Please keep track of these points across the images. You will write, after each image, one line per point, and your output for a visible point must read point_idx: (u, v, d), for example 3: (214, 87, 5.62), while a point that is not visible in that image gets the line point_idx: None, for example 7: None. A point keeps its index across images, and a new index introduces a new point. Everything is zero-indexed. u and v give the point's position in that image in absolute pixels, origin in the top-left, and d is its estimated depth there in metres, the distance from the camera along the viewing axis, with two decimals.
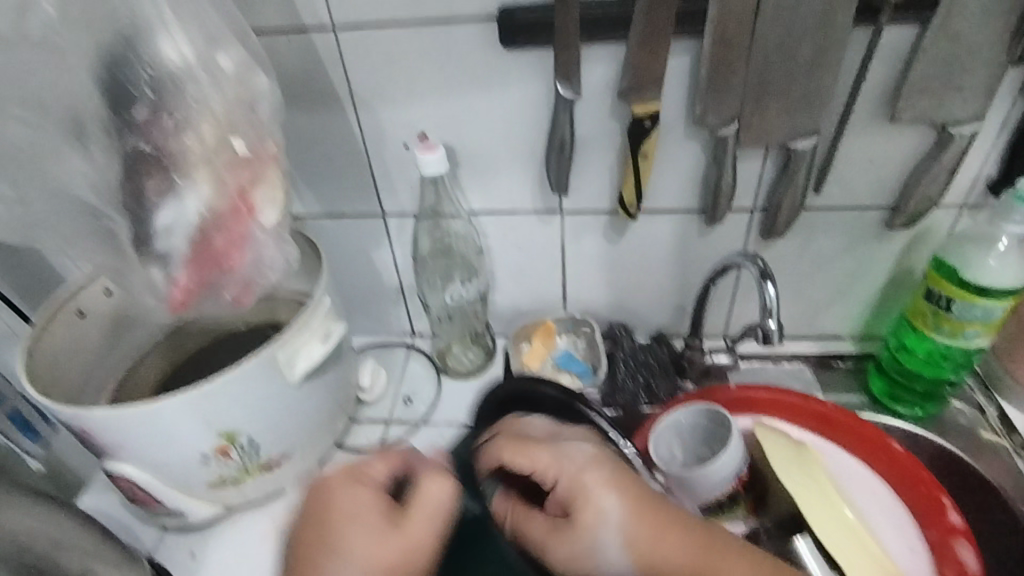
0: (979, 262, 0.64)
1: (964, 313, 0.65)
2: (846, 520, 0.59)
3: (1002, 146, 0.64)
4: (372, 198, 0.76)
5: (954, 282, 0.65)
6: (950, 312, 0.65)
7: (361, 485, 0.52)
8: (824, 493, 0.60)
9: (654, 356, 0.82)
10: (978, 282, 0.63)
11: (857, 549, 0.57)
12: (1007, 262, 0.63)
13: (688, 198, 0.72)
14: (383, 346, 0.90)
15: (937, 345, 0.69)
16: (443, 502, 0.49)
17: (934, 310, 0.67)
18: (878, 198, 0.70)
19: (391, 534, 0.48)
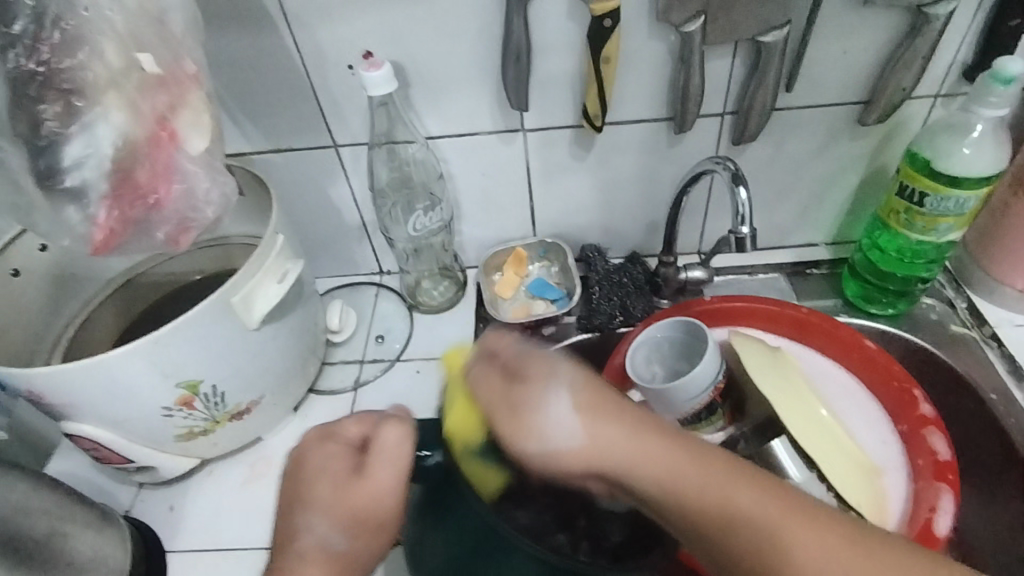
0: (951, 152, 0.62)
1: (937, 206, 0.63)
2: (820, 418, 0.60)
3: (978, 28, 0.61)
4: (320, 127, 0.71)
5: (927, 174, 0.63)
6: (923, 207, 0.64)
7: (332, 444, 0.50)
8: (798, 394, 0.61)
9: (628, 276, 0.80)
10: (948, 172, 0.62)
11: (828, 444, 0.59)
12: (982, 147, 0.61)
13: (655, 106, 0.69)
14: (350, 288, 0.87)
15: (909, 241, 0.68)
16: (397, 451, 0.46)
17: (906, 206, 0.66)
18: (851, 94, 0.67)
19: (352, 485, 0.47)
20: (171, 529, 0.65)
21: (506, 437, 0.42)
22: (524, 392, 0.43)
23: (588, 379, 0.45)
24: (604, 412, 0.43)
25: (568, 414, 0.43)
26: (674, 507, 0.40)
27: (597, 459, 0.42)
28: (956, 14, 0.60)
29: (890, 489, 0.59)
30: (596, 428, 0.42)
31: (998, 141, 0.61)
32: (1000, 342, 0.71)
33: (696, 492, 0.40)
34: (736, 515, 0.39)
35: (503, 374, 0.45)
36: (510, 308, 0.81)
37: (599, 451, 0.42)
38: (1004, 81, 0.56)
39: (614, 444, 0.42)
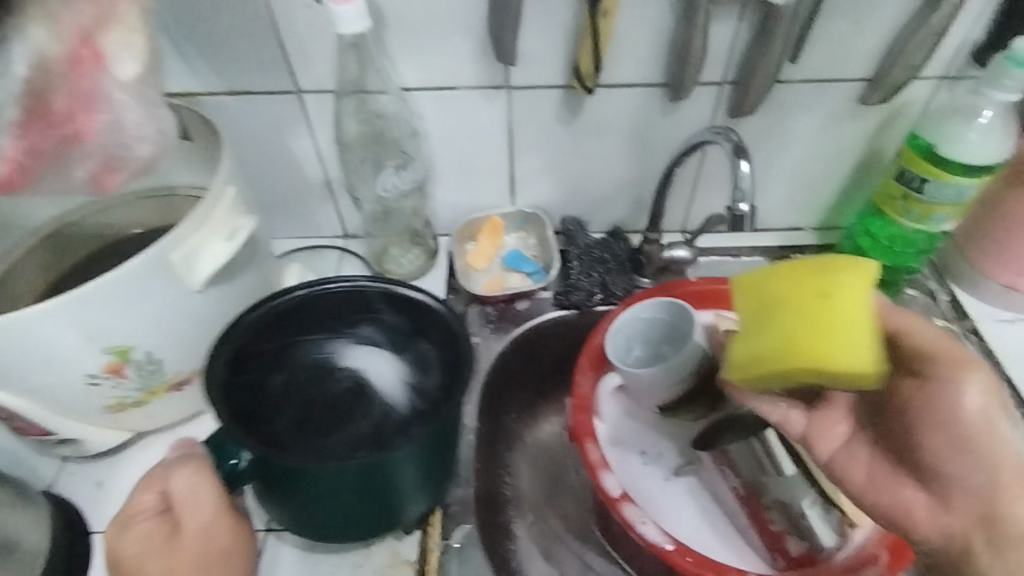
0: (956, 137, 0.59)
1: (935, 193, 0.61)
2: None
3: (995, 6, 0.58)
4: (280, 69, 0.63)
5: (928, 159, 0.60)
6: (922, 193, 0.61)
7: (138, 526, 0.50)
8: None
9: (609, 251, 0.76)
10: (952, 158, 0.59)
11: None
12: (988, 134, 0.58)
13: (652, 70, 0.64)
14: (309, 250, 0.80)
15: (904, 229, 0.66)
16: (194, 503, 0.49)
17: (904, 192, 0.63)
18: (857, 70, 0.63)
19: (180, 539, 0.49)
20: (98, 508, 0.59)
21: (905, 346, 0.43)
22: (901, 324, 0.43)
23: (961, 352, 0.42)
24: (942, 362, 0.42)
25: (977, 400, 0.41)
26: (911, 449, 0.45)
27: (949, 441, 0.42)
28: None
29: None
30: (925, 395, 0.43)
31: (1005, 129, 0.58)
32: (980, 337, 0.70)
33: (988, 467, 0.41)
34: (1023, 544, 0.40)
35: (917, 349, 0.42)
36: (483, 281, 0.77)
37: (963, 440, 0.42)
38: (1018, 62, 0.54)
39: (932, 407, 0.43)
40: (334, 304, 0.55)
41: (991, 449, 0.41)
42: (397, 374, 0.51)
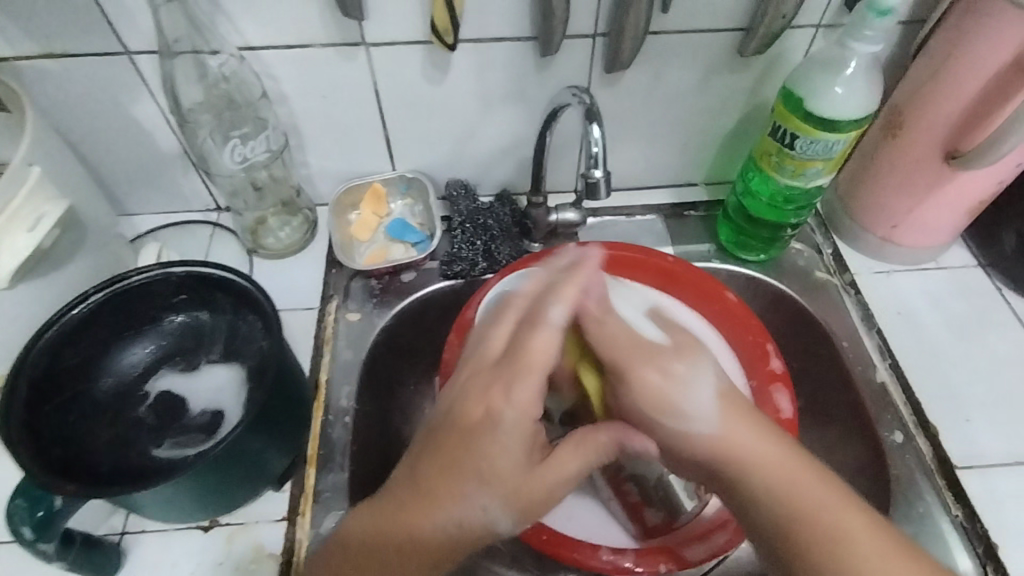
0: (824, 90, 0.57)
1: (806, 149, 0.59)
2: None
3: None
4: (99, 28, 0.56)
5: (799, 116, 0.58)
6: (793, 149, 0.60)
7: None
8: None
9: (494, 217, 0.73)
10: (820, 114, 0.57)
11: None
12: (854, 88, 0.57)
13: (517, 22, 0.59)
14: (177, 226, 0.74)
15: (781, 186, 0.64)
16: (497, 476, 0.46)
17: (778, 148, 0.61)
18: (731, 19, 0.60)
19: None
20: None
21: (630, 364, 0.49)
22: (611, 331, 0.52)
23: (703, 357, 0.50)
24: (686, 356, 0.50)
25: (711, 398, 0.46)
26: (714, 470, 0.45)
27: (726, 450, 0.44)
28: None
29: None
30: (664, 387, 0.48)
31: (870, 82, 0.57)
32: (857, 291, 0.70)
33: (746, 484, 0.43)
34: (806, 490, 0.42)
35: (647, 351, 0.50)
36: (366, 253, 0.73)
37: (728, 451, 0.44)
38: (879, 13, 0.52)
39: (674, 426, 0.46)
40: (134, 300, 0.52)
41: (750, 439, 0.44)
42: (223, 377, 0.54)
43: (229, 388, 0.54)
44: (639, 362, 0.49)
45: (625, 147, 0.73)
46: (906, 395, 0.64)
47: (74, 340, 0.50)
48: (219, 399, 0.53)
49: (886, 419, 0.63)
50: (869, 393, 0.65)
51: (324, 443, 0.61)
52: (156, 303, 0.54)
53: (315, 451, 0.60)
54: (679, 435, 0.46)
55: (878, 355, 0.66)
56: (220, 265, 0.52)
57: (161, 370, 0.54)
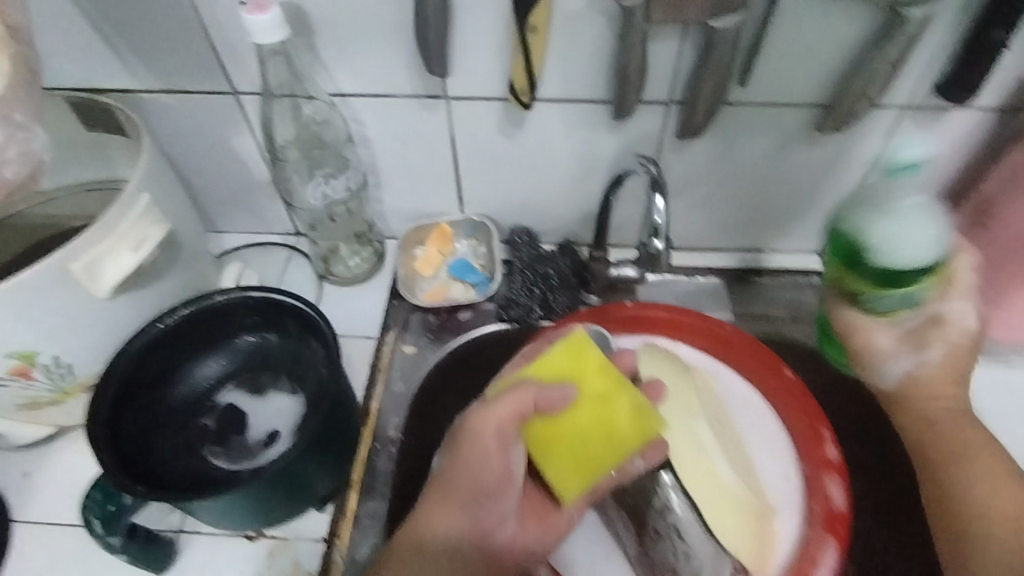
0: (892, 245, 0.48)
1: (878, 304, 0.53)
2: (696, 445, 0.53)
3: (959, 35, 0.53)
4: (214, 70, 0.62)
5: (856, 275, 0.53)
6: (860, 305, 0.54)
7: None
8: (687, 416, 0.54)
9: (554, 266, 0.74)
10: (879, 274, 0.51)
11: (731, 501, 0.52)
12: (914, 231, 0.48)
13: (593, 86, 0.61)
14: (259, 247, 0.80)
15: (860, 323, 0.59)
16: (486, 450, 0.48)
17: (845, 301, 0.56)
18: (810, 95, 0.60)
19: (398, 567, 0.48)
20: (22, 497, 0.60)
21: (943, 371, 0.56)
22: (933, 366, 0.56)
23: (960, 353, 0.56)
24: (919, 374, 0.56)
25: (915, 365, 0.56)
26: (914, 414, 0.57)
27: (929, 409, 0.56)
28: (935, 18, 0.52)
29: (781, 532, 0.54)
30: (923, 380, 0.56)
31: (928, 219, 0.48)
32: None
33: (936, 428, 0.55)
34: (963, 443, 0.54)
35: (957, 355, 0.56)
36: (426, 290, 0.75)
37: (919, 416, 0.56)
38: (906, 166, 0.44)
39: (929, 389, 0.56)
40: (213, 316, 0.57)
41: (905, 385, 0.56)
42: (284, 397, 0.58)
43: (286, 410, 0.57)
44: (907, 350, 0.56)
45: (691, 209, 0.73)
46: None
47: (157, 351, 0.54)
48: (277, 417, 0.57)
49: None
50: None
51: (368, 470, 0.63)
52: (231, 321, 0.58)
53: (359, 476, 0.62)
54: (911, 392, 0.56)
55: None
56: (289, 293, 0.56)
57: (229, 383, 0.58)
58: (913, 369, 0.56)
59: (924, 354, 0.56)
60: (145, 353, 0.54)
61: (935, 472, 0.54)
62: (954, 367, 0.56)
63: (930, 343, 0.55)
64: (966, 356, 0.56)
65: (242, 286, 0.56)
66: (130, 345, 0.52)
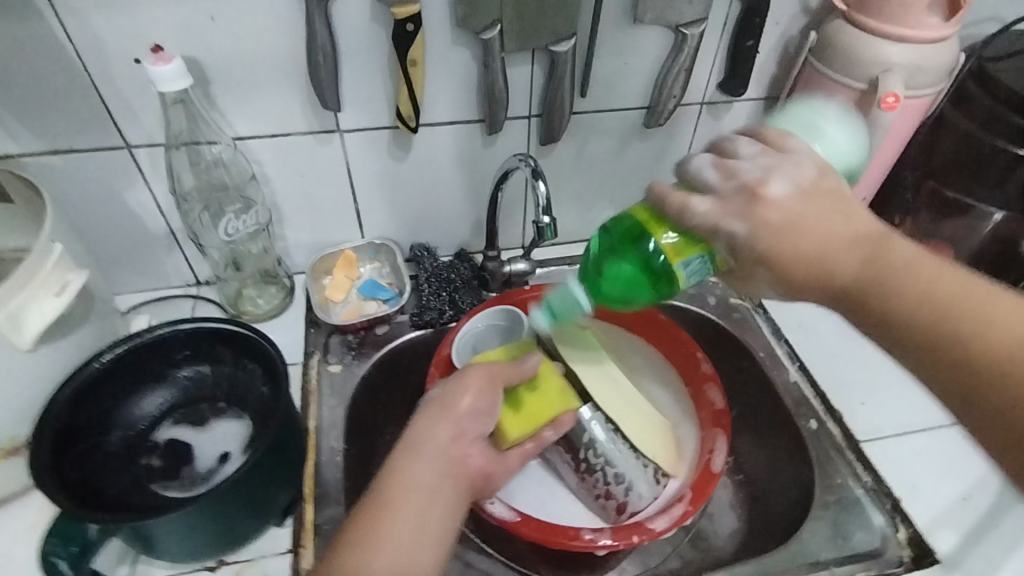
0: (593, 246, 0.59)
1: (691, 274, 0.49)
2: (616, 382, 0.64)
3: (725, 46, 0.73)
4: (108, 127, 0.65)
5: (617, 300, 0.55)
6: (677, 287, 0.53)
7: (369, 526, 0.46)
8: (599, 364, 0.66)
9: (455, 271, 0.83)
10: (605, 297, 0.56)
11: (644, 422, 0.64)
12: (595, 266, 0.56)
13: (466, 108, 0.73)
14: (161, 301, 0.80)
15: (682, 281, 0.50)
16: (471, 386, 0.55)
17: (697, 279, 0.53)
18: (634, 100, 0.76)
19: (382, 516, 0.46)
20: None
21: (834, 203, 0.43)
22: (814, 205, 0.43)
23: (828, 184, 0.43)
24: (819, 200, 0.43)
25: (784, 192, 0.42)
26: (830, 249, 0.42)
27: (842, 240, 0.43)
28: (707, 34, 0.71)
29: (686, 441, 0.67)
30: (812, 216, 0.43)
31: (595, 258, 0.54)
32: (765, 310, 0.84)
33: (840, 261, 0.42)
34: (916, 278, 0.41)
35: (830, 198, 0.43)
36: (341, 311, 0.80)
37: (819, 256, 0.43)
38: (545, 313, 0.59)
39: (814, 222, 0.42)
40: (147, 354, 0.58)
41: (814, 218, 0.42)
42: (231, 422, 0.60)
43: (235, 432, 0.60)
44: (745, 212, 0.43)
45: (562, 206, 0.86)
46: (814, 389, 0.77)
47: (92, 396, 0.55)
48: (226, 440, 0.59)
49: (802, 411, 0.75)
50: (785, 396, 0.77)
51: (319, 482, 0.66)
52: (166, 358, 0.59)
53: (311, 489, 0.65)
54: (820, 225, 0.42)
55: (788, 361, 0.80)
56: (220, 319, 0.59)
57: (173, 421, 0.60)
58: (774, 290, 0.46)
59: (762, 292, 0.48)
60: (82, 399, 0.54)
61: (890, 310, 0.41)
62: (828, 210, 0.43)
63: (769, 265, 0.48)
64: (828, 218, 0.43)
65: (174, 320, 0.58)
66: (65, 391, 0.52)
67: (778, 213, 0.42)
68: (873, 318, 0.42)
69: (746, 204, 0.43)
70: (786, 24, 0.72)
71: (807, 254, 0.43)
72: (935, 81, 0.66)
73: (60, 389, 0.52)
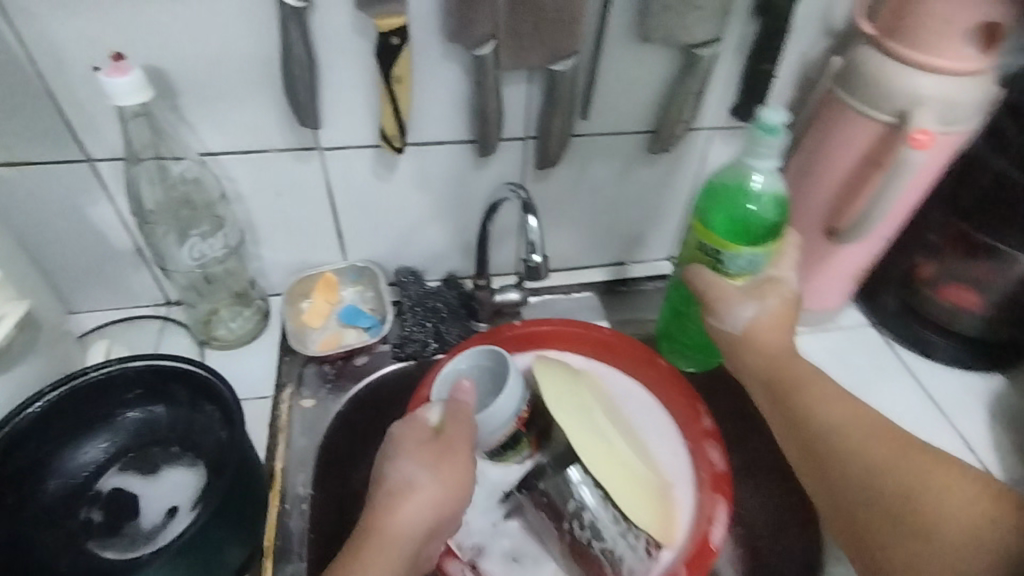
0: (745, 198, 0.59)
1: (732, 264, 0.60)
2: (604, 438, 0.59)
3: (741, 67, 0.67)
4: (64, 139, 0.60)
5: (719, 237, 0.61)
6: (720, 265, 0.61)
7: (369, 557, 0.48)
8: (587, 415, 0.60)
9: (442, 300, 0.78)
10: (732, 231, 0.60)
11: (634, 484, 0.58)
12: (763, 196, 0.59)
13: (458, 128, 0.67)
14: (126, 322, 0.75)
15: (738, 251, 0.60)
16: (443, 497, 0.51)
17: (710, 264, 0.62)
18: (640, 123, 0.71)
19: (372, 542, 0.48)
20: None
21: (777, 319, 0.58)
22: (765, 319, 0.58)
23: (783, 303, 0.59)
24: (776, 321, 0.58)
25: (749, 310, 0.58)
26: (769, 360, 0.58)
27: (786, 360, 0.57)
28: (722, 55, 0.66)
29: (682, 502, 0.61)
30: (769, 332, 0.58)
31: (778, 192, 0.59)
32: None
33: (795, 377, 0.57)
34: (831, 411, 0.55)
35: (783, 312, 0.59)
36: (318, 340, 0.75)
37: (764, 353, 0.58)
38: (769, 130, 0.56)
39: (769, 334, 0.58)
40: (91, 396, 0.53)
41: (763, 323, 0.58)
42: (182, 470, 0.55)
43: (185, 483, 0.54)
44: (734, 301, 0.59)
45: (560, 232, 0.81)
46: None
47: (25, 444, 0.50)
48: (175, 493, 0.54)
49: None
50: None
51: (280, 532, 0.62)
52: (113, 399, 0.54)
53: (271, 542, 0.60)
54: (756, 332, 0.58)
55: None
56: (175, 358, 0.54)
57: (119, 468, 0.55)
58: (758, 312, 0.58)
59: (766, 303, 0.59)
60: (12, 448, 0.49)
61: (794, 416, 0.56)
62: (781, 323, 0.59)
63: (768, 296, 0.59)
64: (788, 307, 0.59)
65: (121, 358, 0.53)
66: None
67: (730, 314, 0.59)
68: (800, 433, 0.56)
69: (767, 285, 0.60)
70: (809, 45, 0.66)
71: (750, 348, 0.58)
72: (973, 117, 0.60)
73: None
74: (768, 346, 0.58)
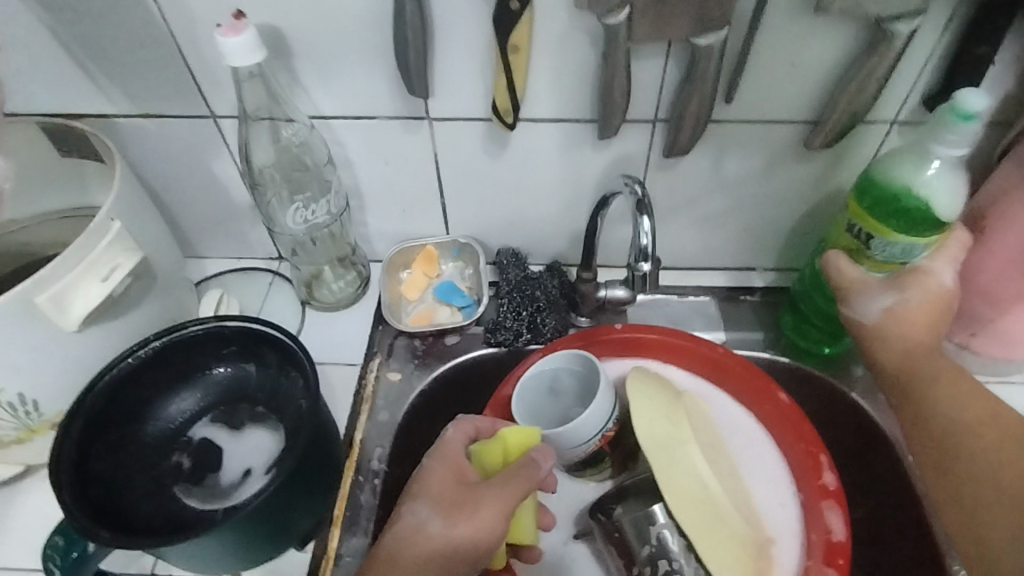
0: (901, 190, 0.54)
1: (881, 250, 0.57)
2: (698, 481, 0.51)
3: (945, 48, 0.53)
4: (192, 94, 0.61)
5: (876, 217, 0.56)
6: (869, 249, 0.58)
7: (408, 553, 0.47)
8: (680, 444, 0.53)
9: (541, 288, 0.72)
10: (898, 216, 0.55)
11: (730, 538, 0.51)
12: (935, 187, 0.53)
13: (577, 105, 0.60)
14: (242, 272, 0.78)
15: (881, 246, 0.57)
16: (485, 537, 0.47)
17: (853, 246, 0.59)
18: (796, 111, 0.59)
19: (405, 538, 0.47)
20: None
21: (920, 312, 0.53)
22: (903, 314, 0.53)
23: (932, 296, 0.53)
24: (919, 315, 0.53)
25: (888, 301, 0.53)
26: (902, 358, 0.53)
27: (915, 355, 0.52)
28: (921, 32, 0.52)
29: (782, 564, 0.53)
30: (903, 326, 0.53)
31: (952, 184, 0.53)
32: None
33: (927, 370, 0.52)
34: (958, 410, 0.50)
35: (927, 312, 0.52)
36: (412, 314, 0.73)
37: (894, 341, 0.53)
38: (963, 117, 0.49)
39: (905, 328, 0.53)
40: (190, 348, 0.55)
41: (904, 312, 0.53)
42: (263, 432, 0.56)
43: (264, 446, 0.55)
44: (878, 288, 0.54)
45: (682, 228, 0.71)
46: None
47: (130, 387, 0.53)
48: (254, 454, 0.55)
49: None
50: None
51: (351, 505, 0.62)
52: (210, 352, 0.57)
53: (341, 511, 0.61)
54: (886, 324, 0.53)
55: None
56: (263, 323, 0.54)
57: (209, 419, 0.57)
58: (895, 304, 0.53)
59: (906, 296, 0.53)
60: (118, 390, 0.53)
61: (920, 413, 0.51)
62: (931, 316, 0.52)
63: (908, 287, 0.53)
64: (940, 296, 0.53)
65: (218, 316, 0.55)
66: (99, 382, 0.51)
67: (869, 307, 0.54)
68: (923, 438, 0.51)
69: (913, 282, 0.53)
70: None
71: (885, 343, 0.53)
72: None
73: (95, 381, 0.51)
74: (906, 336, 0.53)
